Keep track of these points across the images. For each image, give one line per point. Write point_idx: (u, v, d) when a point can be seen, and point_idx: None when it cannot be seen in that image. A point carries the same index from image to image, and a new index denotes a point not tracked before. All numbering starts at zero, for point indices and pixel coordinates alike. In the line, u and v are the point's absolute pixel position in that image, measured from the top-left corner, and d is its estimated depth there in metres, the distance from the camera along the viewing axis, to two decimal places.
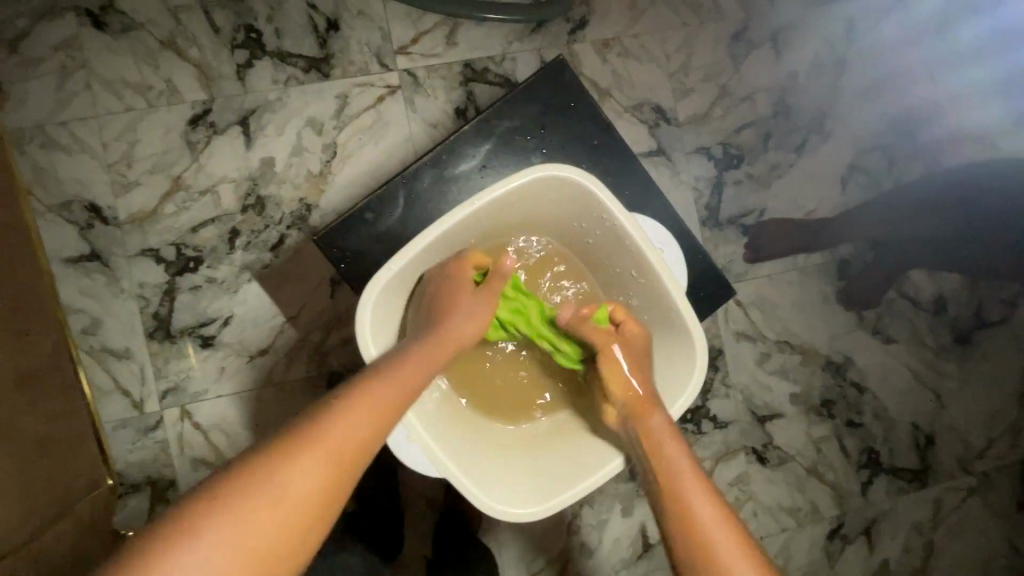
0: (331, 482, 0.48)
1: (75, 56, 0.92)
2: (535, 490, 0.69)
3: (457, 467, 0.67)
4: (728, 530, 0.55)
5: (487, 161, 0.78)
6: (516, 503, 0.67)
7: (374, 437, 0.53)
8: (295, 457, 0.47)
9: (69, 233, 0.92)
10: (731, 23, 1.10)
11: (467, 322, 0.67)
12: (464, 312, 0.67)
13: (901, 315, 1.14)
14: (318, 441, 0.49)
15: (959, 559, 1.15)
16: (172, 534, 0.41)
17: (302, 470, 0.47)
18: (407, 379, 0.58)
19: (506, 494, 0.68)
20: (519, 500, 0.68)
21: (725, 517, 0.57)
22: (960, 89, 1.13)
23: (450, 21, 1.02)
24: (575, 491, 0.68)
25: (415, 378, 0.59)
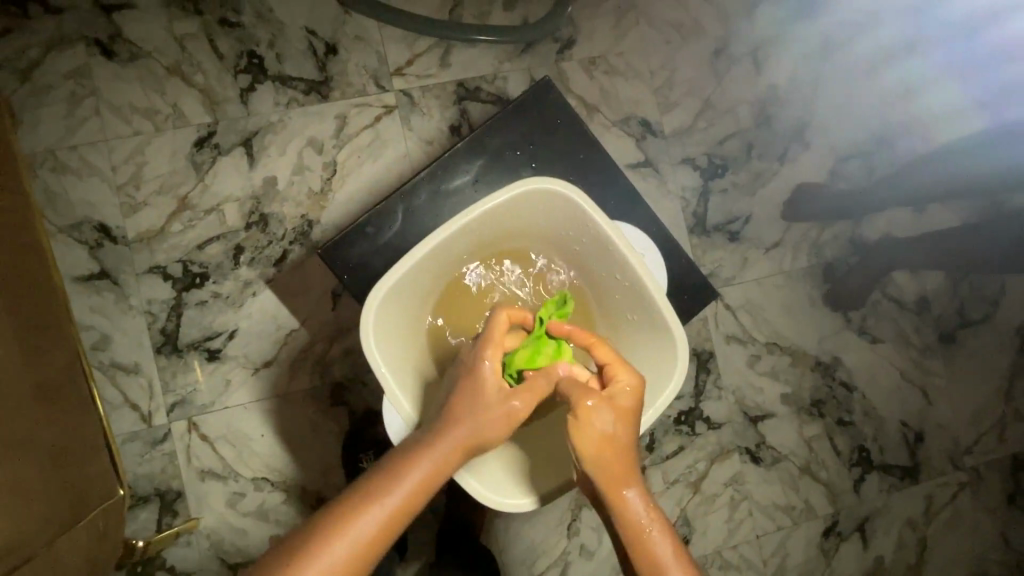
0: None
1: (85, 84, 0.96)
2: (512, 484, 0.73)
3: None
4: None
5: (481, 176, 0.82)
6: (514, 496, 0.71)
7: (369, 551, 0.53)
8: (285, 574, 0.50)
9: (80, 253, 0.95)
10: (712, 39, 1.15)
11: (485, 420, 0.63)
12: (483, 407, 0.63)
13: (886, 315, 1.18)
14: (310, 558, 0.51)
15: (952, 554, 1.17)
16: None
17: None
18: (413, 485, 0.57)
19: (505, 489, 0.72)
20: (515, 492, 0.72)
21: None
22: (934, 100, 1.18)
23: (443, 43, 1.06)
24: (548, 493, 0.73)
25: (422, 483, 0.58)
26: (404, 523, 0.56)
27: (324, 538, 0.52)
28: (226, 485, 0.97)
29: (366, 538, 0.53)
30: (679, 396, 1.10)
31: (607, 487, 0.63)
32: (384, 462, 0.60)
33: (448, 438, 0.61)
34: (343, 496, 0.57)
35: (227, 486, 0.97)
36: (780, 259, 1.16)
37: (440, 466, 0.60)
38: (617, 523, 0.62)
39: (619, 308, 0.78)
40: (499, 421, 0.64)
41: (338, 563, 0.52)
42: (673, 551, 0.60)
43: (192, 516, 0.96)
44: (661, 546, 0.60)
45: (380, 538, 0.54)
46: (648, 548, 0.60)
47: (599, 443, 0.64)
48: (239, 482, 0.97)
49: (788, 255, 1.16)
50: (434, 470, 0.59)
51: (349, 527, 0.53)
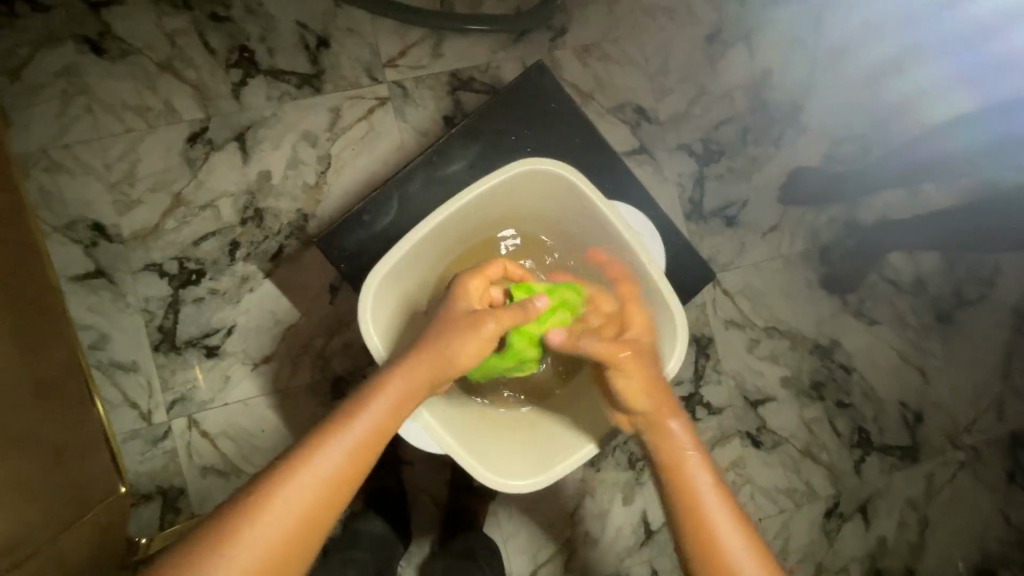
0: (282, 548, 0.50)
1: (75, 82, 0.95)
2: (527, 466, 0.72)
3: (444, 430, 0.70)
4: (736, 523, 0.59)
5: (476, 162, 0.81)
6: (547, 468, 0.71)
7: (342, 483, 0.54)
8: (252, 514, 0.50)
9: (75, 252, 0.95)
10: (705, 25, 1.14)
11: (452, 342, 0.64)
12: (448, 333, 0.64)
13: (883, 297, 1.18)
14: (278, 496, 0.51)
15: (953, 532, 1.18)
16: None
17: (258, 527, 0.50)
18: (377, 416, 0.58)
19: (535, 464, 0.72)
20: (548, 464, 0.72)
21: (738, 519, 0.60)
22: (929, 81, 1.18)
23: (435, 34, 1.06)
24: (546, 475, 0.71)
25: (387, 414, 0.58)
26: (375, 452, 0.57)
27: (293, 467, 0.53)
28: (228, 481, 0.97)
29: (336, 466, 0.54)
30: (679, 382, 1.10)
31: (648, 411, 0.67)
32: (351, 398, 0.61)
33: (414, 365, 0.61)
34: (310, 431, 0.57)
35: (229, 483, 0.97)
36: (777, 243, 1.16)
37: (408, 393, 0.60)
38: (660, 445, 0.66)
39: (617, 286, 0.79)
40: (471, 341, 0.64)
41: (310, 490, 0.52)
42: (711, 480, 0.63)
43: (195, 512, 0.96)
44: (701, 475, 0.63)
45: (351, 465, 0.55)
46: (690, 475, 0.63)
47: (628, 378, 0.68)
48: (241, 478, 0.97)
49: (785, 239, 1.16)
50: (402, 397, 0.60)
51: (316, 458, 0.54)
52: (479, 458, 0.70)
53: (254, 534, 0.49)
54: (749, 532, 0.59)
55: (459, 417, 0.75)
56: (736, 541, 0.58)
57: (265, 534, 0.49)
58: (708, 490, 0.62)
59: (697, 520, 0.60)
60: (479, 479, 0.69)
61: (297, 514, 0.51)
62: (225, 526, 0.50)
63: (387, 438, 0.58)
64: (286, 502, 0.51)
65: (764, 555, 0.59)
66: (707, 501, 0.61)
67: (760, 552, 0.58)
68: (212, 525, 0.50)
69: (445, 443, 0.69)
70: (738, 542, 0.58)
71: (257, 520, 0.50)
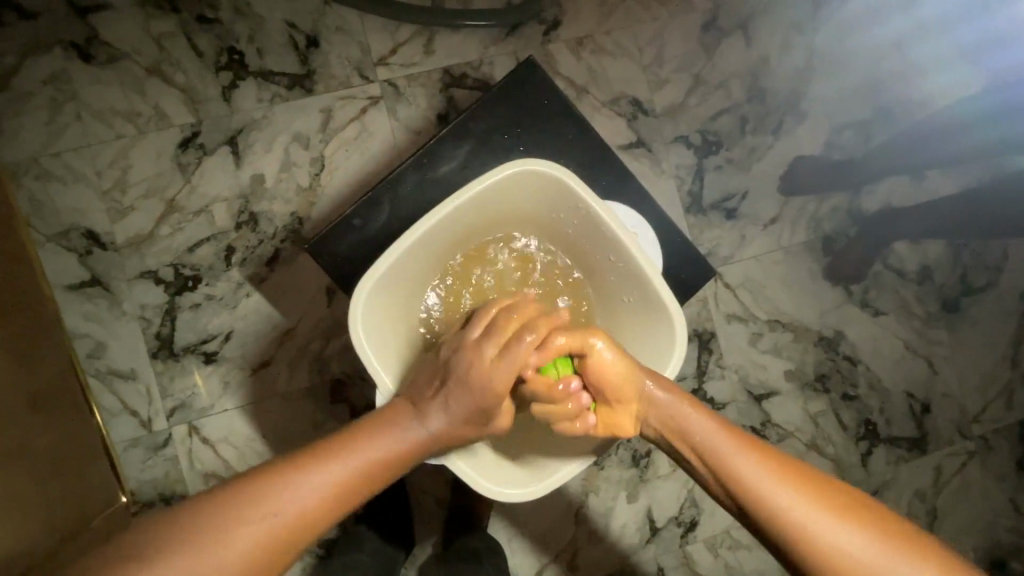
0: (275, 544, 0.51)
1: (64, 89, 0.94)
2: (535, 473, 0.72)
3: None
4: (809, 495, 0.55)
5: (467, 161, 0.80)
6: (556, 470, 0.71)
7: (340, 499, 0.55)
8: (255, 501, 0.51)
9: (69, 261, 0.94)
10: (700, 13, 1.12)
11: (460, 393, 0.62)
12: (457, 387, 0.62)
13: (888, 286, 1.16)
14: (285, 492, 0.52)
15: (964, 522, 1.16)
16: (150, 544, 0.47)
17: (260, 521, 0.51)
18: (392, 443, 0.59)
19: (544, 470, 0.72)
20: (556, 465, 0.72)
21: (808, 488, 0.56)
22: (932, 63, 1.15)
23: (426, 30, 1.04)
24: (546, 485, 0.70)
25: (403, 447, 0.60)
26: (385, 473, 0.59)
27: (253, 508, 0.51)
28: None
29: (297, 519, 0.52)
30: (682, 378, 1.10)
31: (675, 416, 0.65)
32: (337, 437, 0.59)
33: (424, 419, 0.61)
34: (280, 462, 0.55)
35: None
36: (778, 235, 1.14)
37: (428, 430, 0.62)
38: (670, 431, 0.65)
39: (613, 287, 0.78)
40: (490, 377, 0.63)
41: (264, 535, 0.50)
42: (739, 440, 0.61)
43: None
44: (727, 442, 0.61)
45: (309, 521, 0.53)
46: (713, 449, 0.61)
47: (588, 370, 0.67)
48: None
49: (786, 230, 1.14)
50: (388, 454, 0.59)
51: (284, 503, 0.52)
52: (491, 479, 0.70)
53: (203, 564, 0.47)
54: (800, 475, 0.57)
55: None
56: (813, 513, 0.54)
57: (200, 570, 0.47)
58: (739, 457, 0.59)
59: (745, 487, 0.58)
60: (500, 500, 0.68)
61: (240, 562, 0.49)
62: (178, 538, 0.48)
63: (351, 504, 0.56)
64: (247, 540, 0.49)
65: (831, 491, 0.56)
66: (741, 468, 0.59)
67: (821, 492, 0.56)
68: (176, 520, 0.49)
69: (446, 456, 0.68)
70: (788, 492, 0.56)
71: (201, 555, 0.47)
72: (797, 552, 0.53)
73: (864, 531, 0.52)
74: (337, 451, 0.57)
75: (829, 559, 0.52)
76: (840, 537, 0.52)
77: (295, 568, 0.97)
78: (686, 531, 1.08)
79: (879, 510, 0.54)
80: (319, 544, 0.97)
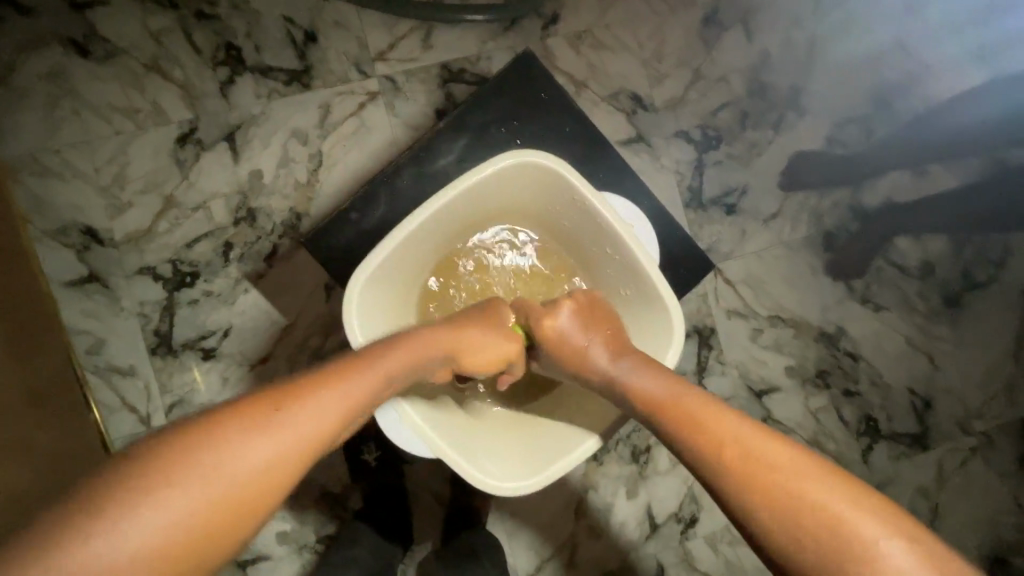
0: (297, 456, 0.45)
1: (61, 84, 0.94)
2: (542, 462, 0.72)
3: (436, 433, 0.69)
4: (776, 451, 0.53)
5: (465, 155, 0.80)
6: (564, 457, 0.71)
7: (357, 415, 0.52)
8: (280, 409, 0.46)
9: (68, 257, 0.94)
10: (700, 7, 1.12)
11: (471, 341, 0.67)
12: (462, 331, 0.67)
13: (890, 282, 1.15)
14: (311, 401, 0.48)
15: (966, 518, 1.16)
16: (159, 454, 0.40)
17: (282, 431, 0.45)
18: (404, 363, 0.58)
19: (552, 458, 0.72)
20: (563, 453, 0.71)
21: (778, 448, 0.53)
22: (934, 57, 1.14)
23: (423, 25, 1.04)
24: (538, 481, 0.69)
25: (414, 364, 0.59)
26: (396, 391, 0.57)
27: (286, 411, 0.46)
28: None
29: (332, 423, 0.48)
30: (682, 373, 1.10)
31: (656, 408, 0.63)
32: (349, 356, 0.56)
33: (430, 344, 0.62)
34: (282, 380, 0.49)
35: None
36: (779, 230, 1.14)
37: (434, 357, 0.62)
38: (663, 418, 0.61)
39: (611, 280, 0.78)
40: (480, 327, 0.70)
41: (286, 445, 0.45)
42: (731, 419, 0.58)
43: None
44: (718, 420, 0.58)
45: (329, 432, 0.48)
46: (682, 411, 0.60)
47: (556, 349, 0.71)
48: None
49: (787, 226, 1.14)
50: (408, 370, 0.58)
51: (303, 415, 0.47)
52: (498, 474, 0.69)
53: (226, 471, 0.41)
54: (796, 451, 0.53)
55: (449, 423, 0.74)
56: (778, 469, 0.51)
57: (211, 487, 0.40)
58: (713, 420, 0.58)
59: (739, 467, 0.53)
60: (507, 492, 0.68)
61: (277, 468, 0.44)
62: (190, 447, 0.41)
63: (365, 413, 0.53)
64: (274, 448, 0.44)
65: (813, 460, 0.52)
66: (736, 445, 0.55)
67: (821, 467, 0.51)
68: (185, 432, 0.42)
69: (436, 446, 0.68)
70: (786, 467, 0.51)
71: (211, 471, 0.41)
72: (758, 508, 0.50)
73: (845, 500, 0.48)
74: (359, 365, 0.54)
75: (799, 512, 0.48)
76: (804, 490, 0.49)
77: (294, 564, 0.97)
78: (686, 527, 1.08)
79: (868, 489, 0.50)
80: (319, 540, 0.97)
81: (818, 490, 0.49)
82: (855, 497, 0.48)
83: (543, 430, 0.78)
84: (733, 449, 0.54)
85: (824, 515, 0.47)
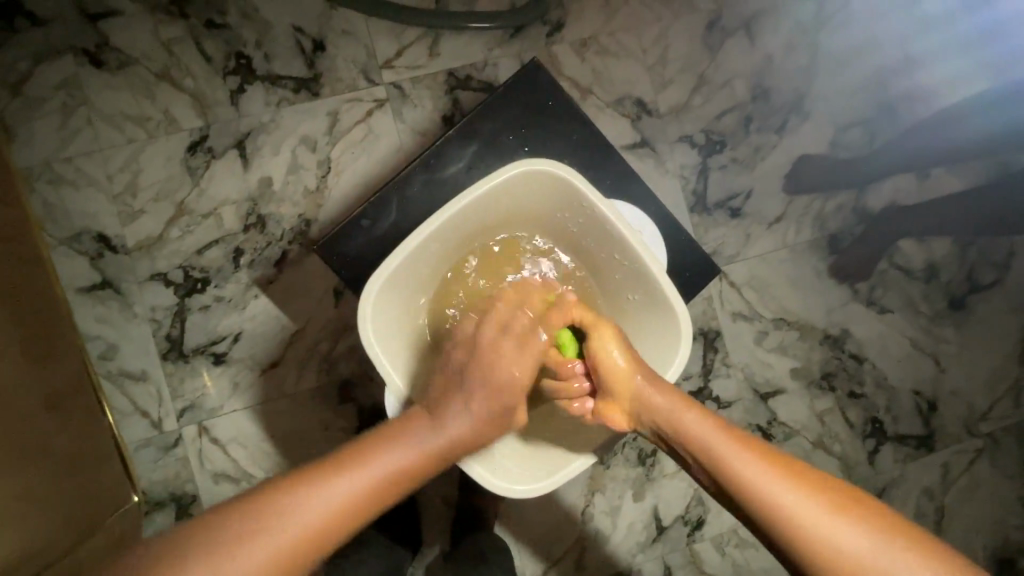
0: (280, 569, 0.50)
1: (75, 94, 0.96)
2: (553, 464, 0.73)
3: None
4: (805, 488, 0.57)
5: (474, 162, 0.81)
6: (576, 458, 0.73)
7: (354, 521, 0.55)
8: (274, 518, 0.51)
9: (82, 264, 0.96)
10: (704, 13, 1.13)
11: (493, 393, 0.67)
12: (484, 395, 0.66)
13: (894, 284, 1.16)
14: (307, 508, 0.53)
15: (973, 520, 1.16)
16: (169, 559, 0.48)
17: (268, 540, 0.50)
18: (407, 459, 0.59)
19: (564, 459, 0.73)
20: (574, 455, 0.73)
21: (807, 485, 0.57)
22: (936, 60, 1.15)
23: (430, 33, 1.05)
24: (551, 483, 0.71)
25: (420, 459, 0.60)
26: (401, 491, 0.59)
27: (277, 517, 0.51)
28: (239, 486, 0.98)
29: (323, 528, 0.53)
30: (688, 376, 1.10)
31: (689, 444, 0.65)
32: (363, 444, 0.60)
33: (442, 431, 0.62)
34: (281, 480, 0.55)
35: (241, 488, 0.98)
36: (784, 233, 1.14)
37: (443, 454, 0.62)
38: (715, 470, 0.61)
39: (619, 286, 0.79)
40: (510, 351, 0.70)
41: (265, 559, 0.50)
42: (783, 472, 0.58)
43: None
44: (773, 475, 0.58)
45: (315, 539, 0.53)
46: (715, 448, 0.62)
47: (618, 371, 0.68)
48: (252, 483, 0.98)
49: (791, 229, 1.15)
50: (411, 464, 0.60)
51: (283, 523, 0.51)
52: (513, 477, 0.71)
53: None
54: (840, 497, 0.56)
55: None
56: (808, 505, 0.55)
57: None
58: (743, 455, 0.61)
59: (795, 524, 0.55)
60: (524, 493, 0.69)
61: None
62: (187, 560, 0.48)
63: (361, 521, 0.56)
64: (256, 560, 0.49)
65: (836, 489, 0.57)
66: (789, 504, 0.56)
67: (873, 517, 0.54)
68: (193, 538, 0.49)
69: None
70: (843, 526, 0.53)
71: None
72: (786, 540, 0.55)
73: (864, 526, 0.53)
74: (362, 465, 0.57)
75: (825, 540, 0.53)
76: (833, 526, 0.53)
77: None
78: (694, 529, 1.08)
79: (888, 512, 0.55)
80: None
81: (875, 551, 0.52)
82: (911, 555, 0.51)
83: (550, 432, 0.79)
84: (768, 485, 0.58)
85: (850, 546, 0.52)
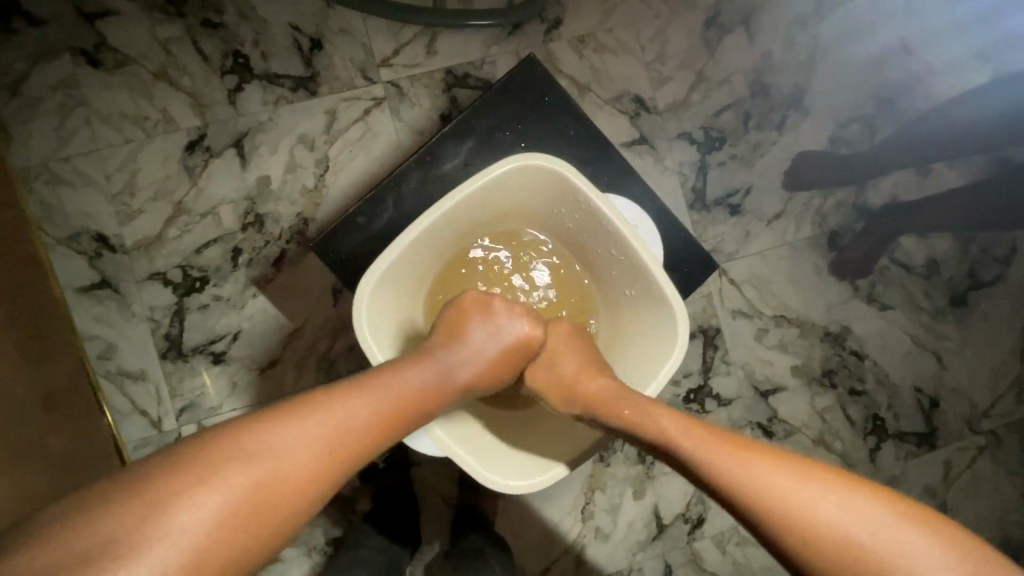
0: (306, 473, 0.51)
1: (72, 94, 0.96)
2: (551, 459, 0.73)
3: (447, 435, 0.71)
4: (805, 482, 0.53)
5: (470, 158, 0.81)
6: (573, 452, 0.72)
7: (372, 435, 0.56)
8: (296, 423, 0.52)
9: (80, 264, 0.96)
10: (702, 9, 1.12)
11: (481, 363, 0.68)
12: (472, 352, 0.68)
13: (894, 281, 1.15)
14: (328, 418, 0.54)
15: (975, 518, 1.15)
16: (195, 457, 0.48)
17: (293, 442, 0.51)
18: (416, 384, 0.61)
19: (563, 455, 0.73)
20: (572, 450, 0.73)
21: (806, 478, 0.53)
22: (936, 55, 1.15)
23: (427, 31, 1.05)
24: (548, 476, 0.70)
25: (427, 385, 0.62)
26: (413, 414, 0.61)
27: (299, 422, 0.53)
28: None
29: (343, 435, 0.54)
30: (688, 374, 1.10)
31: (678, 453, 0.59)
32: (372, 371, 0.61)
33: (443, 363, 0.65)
34: (299, 396, 0.55)
35: None
36: (783, 230, 1.14)
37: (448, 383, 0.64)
38: (708, 475, 0.56)
39: (615, 280, 0.78)
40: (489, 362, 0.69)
41: (290, 458, 0.51)
42: (780, 469, 0.54)
43: None
44: (770, 476, 0.53)
45: (336, 447, 0.54)
46: (704, 454, 0.57)
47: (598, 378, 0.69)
48: None
49: (791, 226, 1.14)
50: (420, 390, 0.62)
51: (304, 427, 0.52)
52: (510, 473, 0.70)
53: (239, 480, 0.48)
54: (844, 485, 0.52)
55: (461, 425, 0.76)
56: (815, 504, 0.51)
57: (226, 504, 0.47)
58: (735, 459, 0.55)
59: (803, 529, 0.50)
60: (520, 487, 0.69)
61: (287, 480, 0.50)
62: (213, 455, 0.48)
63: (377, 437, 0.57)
64: (281, 461, 0.50)
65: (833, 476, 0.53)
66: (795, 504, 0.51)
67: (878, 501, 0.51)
68: (217, 437, 0.50)
69: (447, 447, 0.70)
70: (852, 515, 0.50)
71: (221, 477, 0.47)
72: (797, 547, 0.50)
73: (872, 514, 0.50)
74: (376, 385, 0.59)
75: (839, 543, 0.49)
76: (844, 522, 0.49)
77: (304, 566, 0.97)
78: (694, 527, 1.08)
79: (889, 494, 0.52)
80: (327, 542, 0.98)
81: (892, 542, 0.48)
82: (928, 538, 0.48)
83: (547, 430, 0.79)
84: (770, 485, 0.53)
85: (864, 541, 0.48)
